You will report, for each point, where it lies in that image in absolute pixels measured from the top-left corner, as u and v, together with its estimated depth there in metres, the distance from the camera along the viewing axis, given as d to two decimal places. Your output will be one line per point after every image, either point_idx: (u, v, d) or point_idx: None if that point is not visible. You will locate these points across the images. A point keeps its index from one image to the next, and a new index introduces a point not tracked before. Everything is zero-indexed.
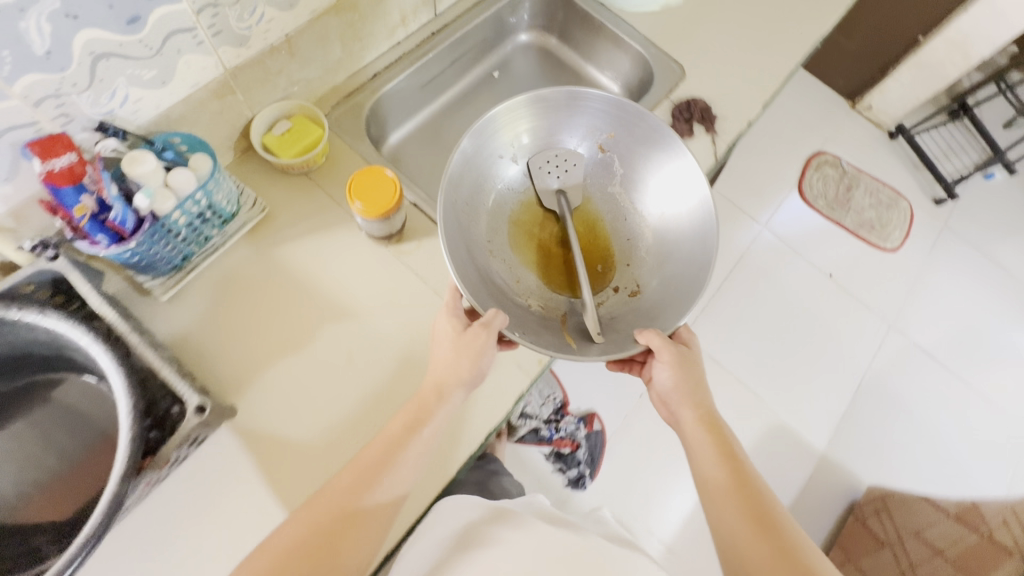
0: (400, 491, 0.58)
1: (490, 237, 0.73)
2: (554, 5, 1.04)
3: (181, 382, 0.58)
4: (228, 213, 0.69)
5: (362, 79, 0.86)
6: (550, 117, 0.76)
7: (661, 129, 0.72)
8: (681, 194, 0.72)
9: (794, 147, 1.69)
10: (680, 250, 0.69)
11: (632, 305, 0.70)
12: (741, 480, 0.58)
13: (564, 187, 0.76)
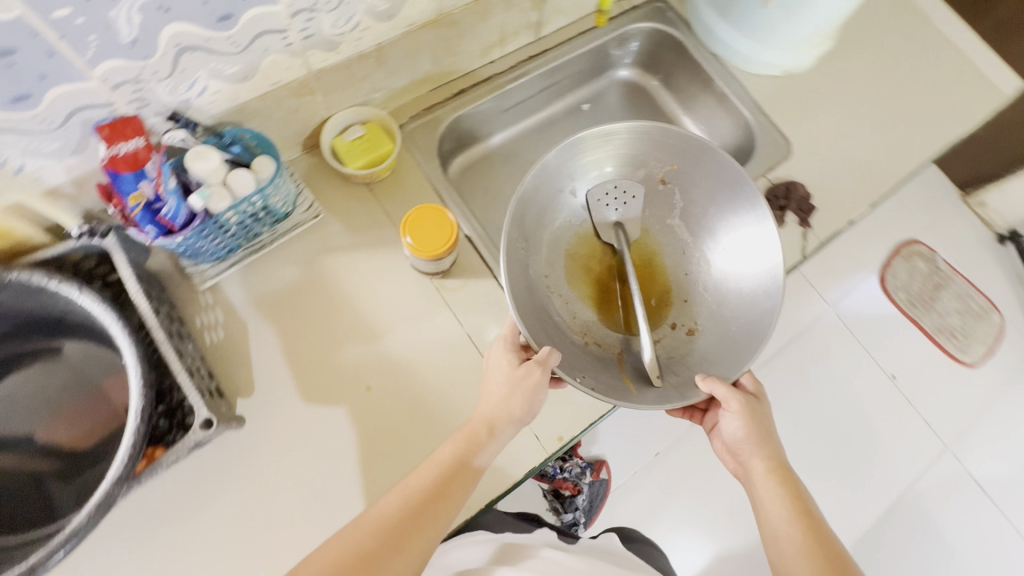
0: (445, 519, 0.55)
1: (549, 271, 0.70)
2: (664, 47, 0.96)
3: (194, 391, 0.56)
4: (282, 214, 0.67)
5: (445, 94, 0.82)
6: (609, 146, 0.70)
7: (731, 166, 0.66)
8: (750, 247, 0.66)
9: (900, 225, 1.35)
10: (745, 292, 0.65)
11: (692, 347, 0.67)
12: (822, 546, 0.54)
13: (622, 220, 0.72)
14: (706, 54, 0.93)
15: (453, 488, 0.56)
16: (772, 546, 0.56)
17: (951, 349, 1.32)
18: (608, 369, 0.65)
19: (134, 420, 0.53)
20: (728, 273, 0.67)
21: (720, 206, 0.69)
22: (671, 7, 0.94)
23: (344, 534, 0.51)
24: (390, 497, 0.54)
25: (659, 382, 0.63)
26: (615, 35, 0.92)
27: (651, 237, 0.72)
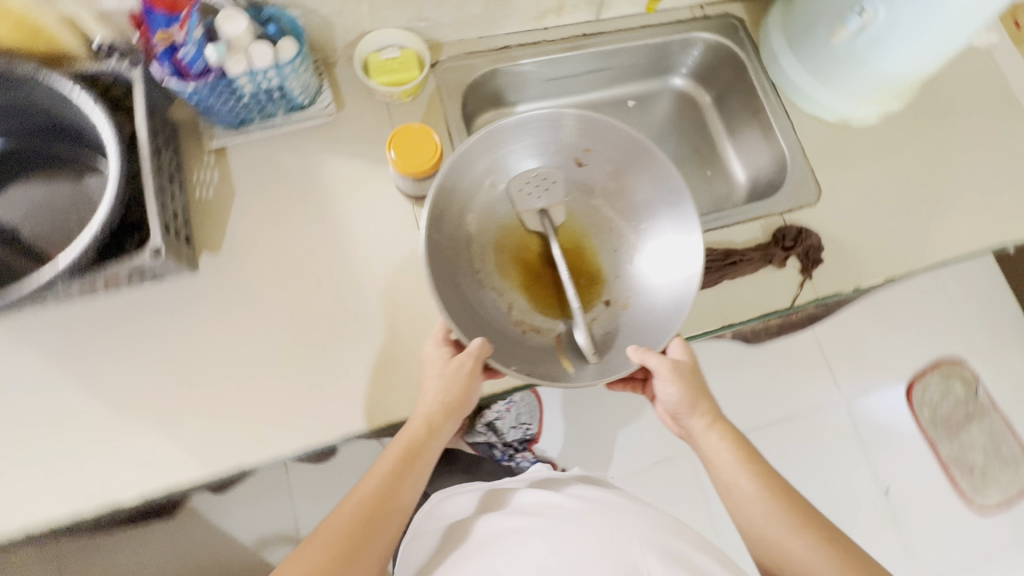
0: (400, 516, 0.59)
1: (477, 264, 0.70)
2: (725, 65, 0.93)
3: (157, 221, 0.60)
4: (297, 102, 0.73)
5: (490, 46, 0.84)
6: (519, 137, 0.69)
7: (632, 137, 0.67)
8: (674, 231, 0.68)
9: (939, 346, 1.52)
10: (670, 264, 0.68)
11: (626, 318, 0.69)
12: (776, 484, 0.60)
13: (548, 206, 0.72)
14: (765, 82, 0.89)
15: (401, 487, 0.60)
16: (737, 501, 0.61)
17: (962, 484, 1.44)
18: (546, 353, 0.68)
19: (92, 227, 0.57)
20: (655, 260, 0.69)
21: (641, 185, 0.71)
22: (744, 27, 0.92)
23: (315, 543, 0.55)
24: (343, 510, 0.58)
25: (597, 357, 0.65)
26: (678, 40, 0.91)
27: (577, 226, 0.73)
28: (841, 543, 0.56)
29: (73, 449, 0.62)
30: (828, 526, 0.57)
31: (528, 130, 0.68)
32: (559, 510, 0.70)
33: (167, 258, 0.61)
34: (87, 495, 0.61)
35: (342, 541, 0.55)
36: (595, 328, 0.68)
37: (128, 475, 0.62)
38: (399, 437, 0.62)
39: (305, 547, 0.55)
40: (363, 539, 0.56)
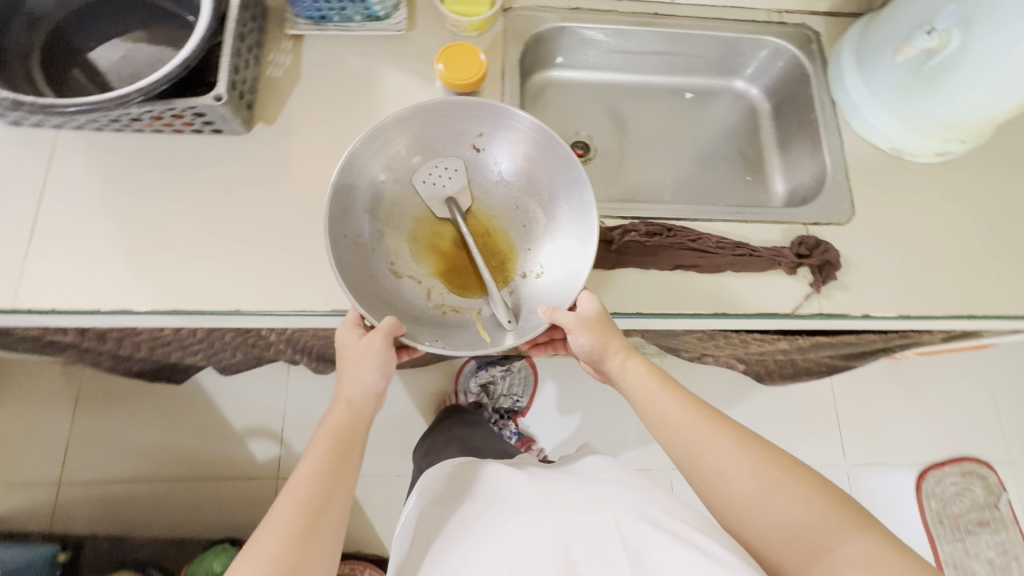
0: (346, 491, 0.59)
1: (390, 255, 0.76)
2: (789, 74, 0.94)
3: (226, 73, 0.67)
4: (373, 11, 0.79)
5: (562, 5, 0.88)
6: (419, 129, 0.74)
7: (514, 116, 0.73)
8: (574, 202, 0.74)
9: (955, 438, 1.57)
10: (570, 228, 0.74)
11: (538, 288, 0.75)
12: (693, 403, 0.63)
13: (457, 193, 0.77)
14: (825, 98, 0.88)
15: (344, 466, 0.59)
16: (663, 427, 0.63)
17: None
18: (466, 327, 0.75)
19: (172, 62, 0.64)
20: (558, 235, 0.75)
21: (535, 160, 0.76)
22: (819, 41, 0.91)
23: (265, 534, 0.52)
24: (283, 500, 0.55)
25: (514, 323, 0.72)
26: (748, 40, 0.92)
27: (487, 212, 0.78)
28: (755, 445, 0.59)
29: (108, 253, 0.70)
30: (741, 432, 0.61)
31: (418, 123, 0.73)
32: (509, 490, 0.69)
33: (226, 109, 0.68)
34: (105, 295, 0.68)
35: (293, 525, 0.53)
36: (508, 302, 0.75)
37: (147, 288, 0.69)
38: (324, 429, 0.62)
39: (255, 539, 0.52)
40: (311, 525, 0.54)
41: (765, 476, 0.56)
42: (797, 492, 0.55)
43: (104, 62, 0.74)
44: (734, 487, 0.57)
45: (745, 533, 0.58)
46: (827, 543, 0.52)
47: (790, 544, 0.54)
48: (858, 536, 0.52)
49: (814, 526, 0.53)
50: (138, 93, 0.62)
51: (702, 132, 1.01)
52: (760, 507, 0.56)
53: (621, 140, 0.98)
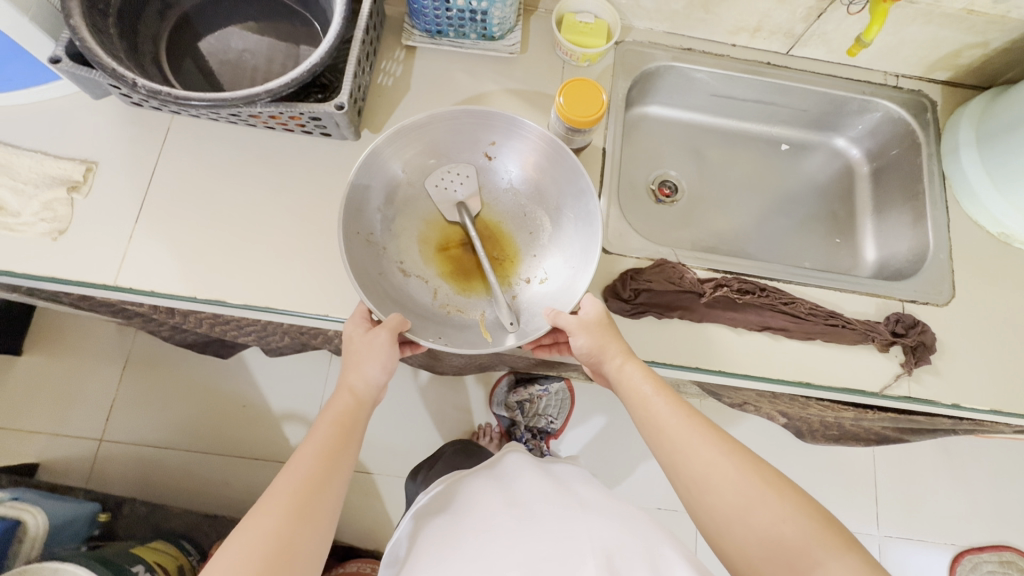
0: (339, 487, 0.57)
1: (400, 254, 0.73)
2: (896, 140, 0.90)
3: (348, 82, 0.68)
4: (491, 32, 0.79)
5: (674, 43, 0.87)
6: (432, 135, 0.72)
7: (525, 124, 0.71)
8: (581, 211, 0.71)
9: (998, 525, 1.51)
10: (577, 240, 0.71)
11: (541, 295, 0.72)
12: (685, 406, 0.61)
13: (467, 197, 0.75)
14: (934, 170, 0.85)
15: (339, 462, 0.58)
16: (652, 429, 0.61)
17: None
18: (468, 329, 0.72)
19: (301, 67, 0.65)
20: (566, 243, 0.73)
21: (544, 170, 0.74)
22: (934, 110, 0.88)
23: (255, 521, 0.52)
24: (278, 483, 0.55)
25: (516, 325, 0.69)
26: (859, 100, 0.89)
27: (496, 217, 0.76)
28: (741, 456, 0.57)
29: (210, 241, 0.71)
30: (733, 443, 0.59)
31: (435, 128, 0.72)
32: (487, 503, 0.77)
33: (343, 117, 0.69)
34: (200, 283, 0.69)
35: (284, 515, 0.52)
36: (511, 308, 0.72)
37: (242, 281, 0.70)
38: (325, 417, 0.61)
39: (244, 525, 0.51)
40: (304, 511, 0.53)
41: (747, 490, 0.55)
42: (779, 506, 0.53)
43: (225, 54, 0.75)
44: (716, 498, 0.55)
45: (721, 543, 0.55)
46: (804, 563, 0.50)
47: (764, 559, 0.52)
48: (837, 557, 0.50)
49: (792, 542, 0.51)
50: (267, 94, 0.63)
51: (792, 185, 0.98)
52: (740, 518, 0.54)
53: (709, 183, 0.97)
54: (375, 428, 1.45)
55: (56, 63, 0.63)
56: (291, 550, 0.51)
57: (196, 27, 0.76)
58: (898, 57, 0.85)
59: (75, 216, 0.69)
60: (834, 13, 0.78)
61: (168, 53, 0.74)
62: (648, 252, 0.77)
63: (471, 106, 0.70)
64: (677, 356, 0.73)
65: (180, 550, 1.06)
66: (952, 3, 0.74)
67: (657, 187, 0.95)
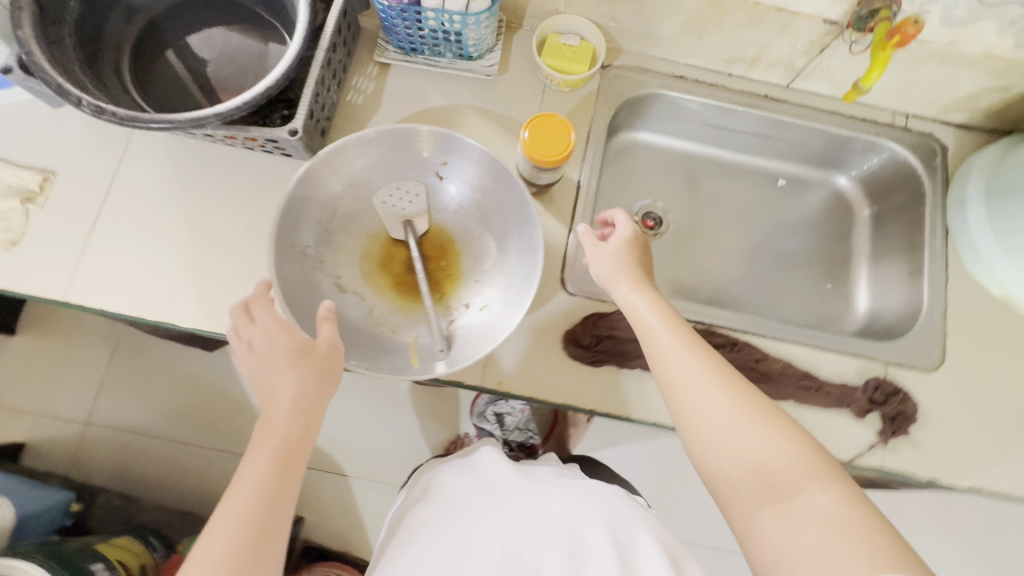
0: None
1: (338, 269, 0.69)
2: (900, 184, 0.84)
3: (304, 106, 0.65)
4: (468, 52, 0.75)
5: (666, 70, 0.82)
6: (377, 152, 0.68)
7: (471, 146, 0.66)
8: (526, 239, 0.66)
9: None
10: (518, 271, 0.66)
11: (479, 323, 0.66)
12: (687, 336, 0.57)
13: (414, 215, 0.71)
14: (937, 223, 0.79)
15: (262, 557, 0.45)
16: (653, 353, 0.58)
17: None
18: (400, 352, 0.66)
19: (255, 89, 0.62)
20: (509, 272, 0.67)
21: (492, 194, 0.70)
22: (944, 155, 0.81)
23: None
24: (209, 537, 0.45)
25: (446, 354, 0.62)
26: (863, 140, 0.83)
27: (443, 239, 0.71)
28: (737, 386, 0.53)
29: (163, 261, 0.69)
30: (733, 376, 0.54)
31: (383, 144, 0.67)
32: (442, 513, 0.68)
33: (299, 141, 0.66)
34: (148, 303, 0.68)
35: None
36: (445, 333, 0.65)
37: (192, 304, 0.69)
38: (263, 443, 0.50)
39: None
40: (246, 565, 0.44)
41: (740, 423, 0.50)
42: (768, 437, 0.49)
43: (191, 65, 0.73)
44: (706, 424, 0.51)
45: (704, 469, 0.52)
46: (788, 489, 0.46)
47: (746, 485, 0.48)
48: (823, 487, 0.46)
49: (779, 470, 0.47)
50: (216, 117, 0.60)
51: (786, 224, 0.92)
52: (729, 443, 0.50)
53: (698, 218, 0.91)
54: (353, 431, 1.44)
55: (8, 74, 0.61)
56: None
57: (163, 34, 0.73)
58: (908, 97, 0.78)
59: (29, 228, 0.69)
60: (837, 49, 0.72)
61: (131, 62, 0.71)
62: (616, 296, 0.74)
63: (417, 126, 0.66)
64: (636, 410, 0.69)
65: (145, 546, 1.08)
66: (968, 46, 0.67)
67: (641, 219, 0.90)
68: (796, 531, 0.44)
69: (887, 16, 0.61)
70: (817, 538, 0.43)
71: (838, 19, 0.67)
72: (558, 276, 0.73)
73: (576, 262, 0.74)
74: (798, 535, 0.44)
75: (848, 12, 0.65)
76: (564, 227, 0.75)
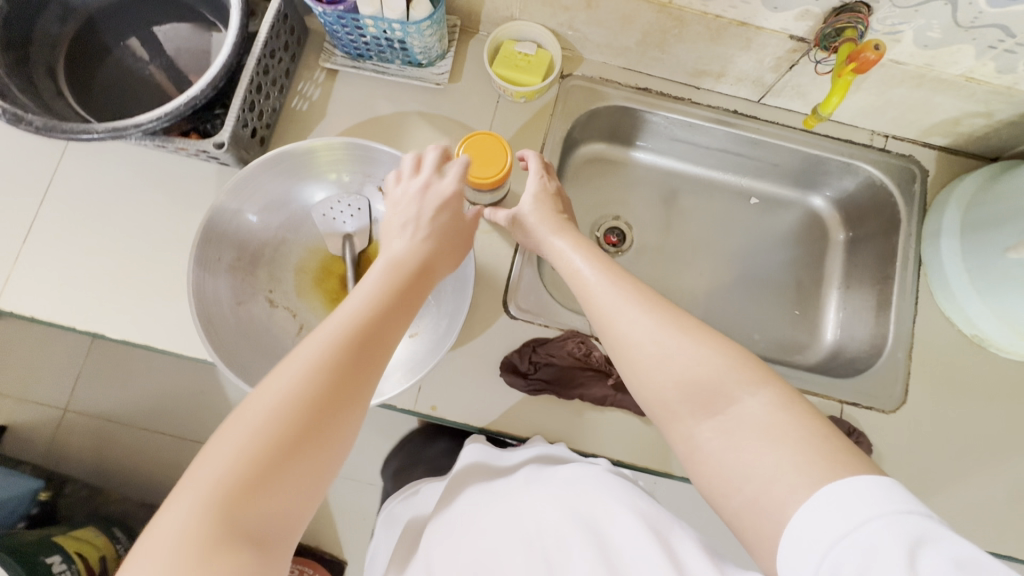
0: (329, 461, 0.37)
1: (270, 283, 0.67)
2: (876, 209, 0.79)
3: (232, 118, 0.62)
4: (416, 59, 0.71)
5: (630, 81, 0.77)
6: (315, 164, 0.66)
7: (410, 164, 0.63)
8: (459, 267, 0.62)
9: None
10: (451, 301, 0.63)
11: (406, 351, 0.63)
12: (611, 267, 0.58)
13: (355, 230, 0.69)
14: (910, 253, 0.74)
15: (331, 418, 0.37)
16: (585, 290, 0.57)
17: None
18: None
19: (178, 100, 0.60)
20: (443, 299, 0.64)
21: None
22: (924, 180, 0.76)
23: (189, 509, 0.32)
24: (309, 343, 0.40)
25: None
26: (838, 161, 0.78)
27: None
28: (665, 310, 0.52)
29: (95, 270, 0.68)
30: (657, 298, 0.54)
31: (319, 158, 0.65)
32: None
33: (229, 154, 0.64)
34: (78, 314, 0.67)
35: (209, 520, 0.32)
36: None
37: (122, 316, 0.67)
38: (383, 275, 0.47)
39: (163, 517, 0.32)
40: (352, 386, 0.39)
41: (667, 342, 0.49)
42: (696, 349, 0.48)
43: (131, 68, 0.71)
44: (637, 348, 0.51)
45: (643, 395, 0.50)
46: (721, 402, 0.46)
47: (684, 404, 0.47)
48: (754, 392, 0.45)
49: (709, 381, 0.47)
50: (136, 129, 0.58)
51: (757, 244, 0.88)
52: (658, 362, 0.49)
53: (663, 236, 0.88)
54: None
55: None
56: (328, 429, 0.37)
57: (102, 36, 0.71)
58: (887, 118, 0.73)
59: None
60: (804, 67, 0.67)
61: (67, 64, 0.69)
62: (561, 320, 0.71)
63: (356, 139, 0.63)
64: (573, 441, 0.67)
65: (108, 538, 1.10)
66: (946, 68, 0.62)
67: (603, 235, 0.86)
68: (736, 446, 0.43)
69: (853, 37, 0.58)
70: (755, 450, 0.42)
71: (805, 35, 0.62)
72: (500, 299, 0.70)
73: (521, 283, 0.72)
74: (736, 448, 0.43)
75: (815, 29, 0.61)
76: (510, 247, 0.73)
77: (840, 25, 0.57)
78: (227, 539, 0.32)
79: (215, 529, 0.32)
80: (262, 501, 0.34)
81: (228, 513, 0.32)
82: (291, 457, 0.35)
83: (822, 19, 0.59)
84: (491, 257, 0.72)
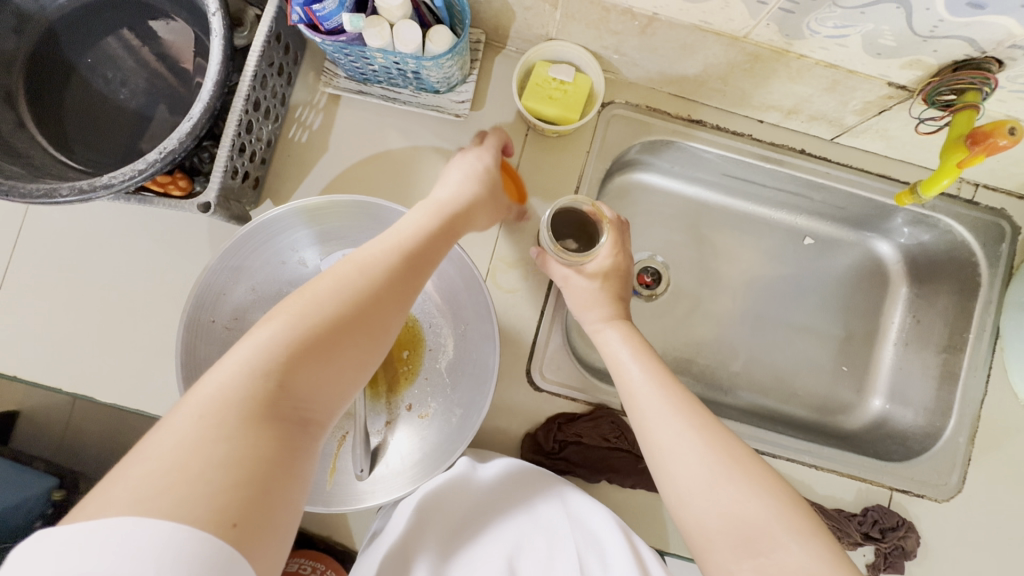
0: (348, 372, 0.36)
1: None
2: (948, 267, 0.70)
3: (218, 172, 0.53)
4: (433, 87, 0.61)
5: (682, 112, 0.67)
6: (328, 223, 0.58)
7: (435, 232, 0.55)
8: (481, 355, 0.57)
9: None
10: (467, 390, 0.57)
11: (417, 432, 0.58)
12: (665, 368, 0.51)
13: None
14: (986, 324, 0.67)
15: (360, 330, 0.37)
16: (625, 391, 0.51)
17: None
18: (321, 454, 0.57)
19: (154, 153, 0.51)
20: (460, 381, 0.58)
21: (455, 289, 0.59)
22: (1013, 240, 0.67)
23: (246, 355, 0.33)
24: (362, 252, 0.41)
25: (369, 473, 0.55)
26: (914, 212, 0.69)
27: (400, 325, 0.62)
28: (714, 431, 0.44)
29: (71, 325, 0.60)
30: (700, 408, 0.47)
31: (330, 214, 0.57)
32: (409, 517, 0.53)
33: (217, 212, 0.55)
34: (50, 378, 0.59)
35: (255, 373, 0.33)
36: (375, 440, 0.58)
37: (99, 380, 0.60)
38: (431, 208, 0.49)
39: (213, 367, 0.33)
40: (372, 314, 0.38)
41: (717, 465, 0.42)
42: (744, 485, 0.40)
43: (102, 91, 0.62)
44: (680, 467, 0.43)
45: (679, 514, 0.42)
46: (767, 543, 0.38)
47: (724, 536, 0.39)
48: (804, 542, 0.37)
49: (760, 521, 0.38)
50: (106, 189, 0.50)
51: (810, 289, 0.78)
52: (704, 489, 0.41)
53: (704, 276, 0.77)
54: None
55: None
56: (345, 349, 0.36)
57: (68, 54, 0.61)
58: (980, 168, 0.64)
59: None
60: (899, 113, 0.56)
61: (28, 87, 0.60)
62: (593, 393, 0.64)
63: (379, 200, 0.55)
64: None
65: None
66: None
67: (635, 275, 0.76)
68: None
69: (975, 101, 0.47)
70: None
71: (908, 84, 0.51)
72: (523, 365, 0.64)
73: (548, 349, 0.64)
74: None
75: (923, 81, 0.50)
76: (538, 308, 0.65)
77: (959, 84, 0.47)
78: (271, 398, 0.32)
79: (264, 379, 0.33)
80: (304, 370, 0.34)
81: (266, 377, 0.33)
82: (312, 352, 0.35)
83: (935, 72, 0.48)
84: (517, 318, 0.65)
